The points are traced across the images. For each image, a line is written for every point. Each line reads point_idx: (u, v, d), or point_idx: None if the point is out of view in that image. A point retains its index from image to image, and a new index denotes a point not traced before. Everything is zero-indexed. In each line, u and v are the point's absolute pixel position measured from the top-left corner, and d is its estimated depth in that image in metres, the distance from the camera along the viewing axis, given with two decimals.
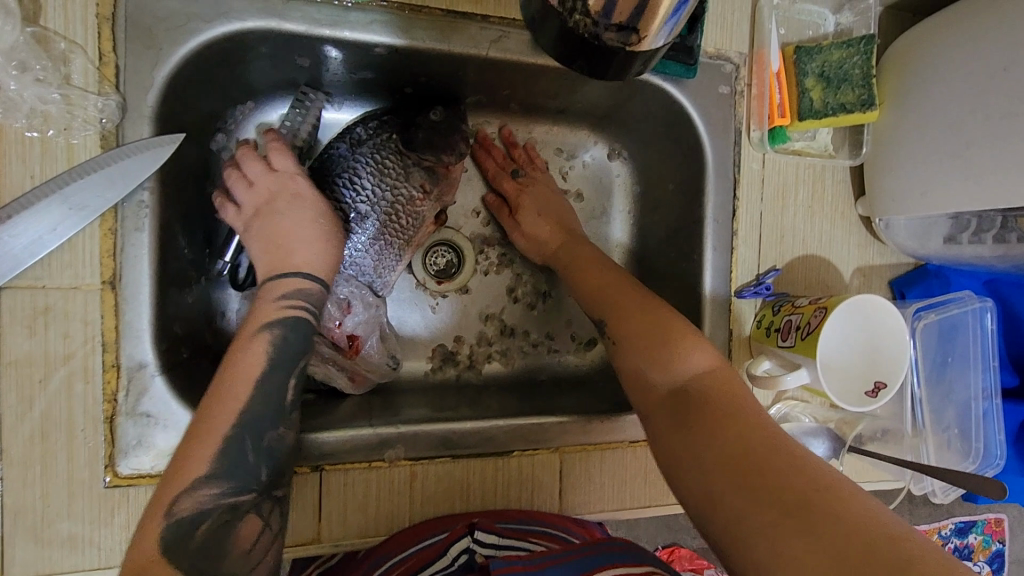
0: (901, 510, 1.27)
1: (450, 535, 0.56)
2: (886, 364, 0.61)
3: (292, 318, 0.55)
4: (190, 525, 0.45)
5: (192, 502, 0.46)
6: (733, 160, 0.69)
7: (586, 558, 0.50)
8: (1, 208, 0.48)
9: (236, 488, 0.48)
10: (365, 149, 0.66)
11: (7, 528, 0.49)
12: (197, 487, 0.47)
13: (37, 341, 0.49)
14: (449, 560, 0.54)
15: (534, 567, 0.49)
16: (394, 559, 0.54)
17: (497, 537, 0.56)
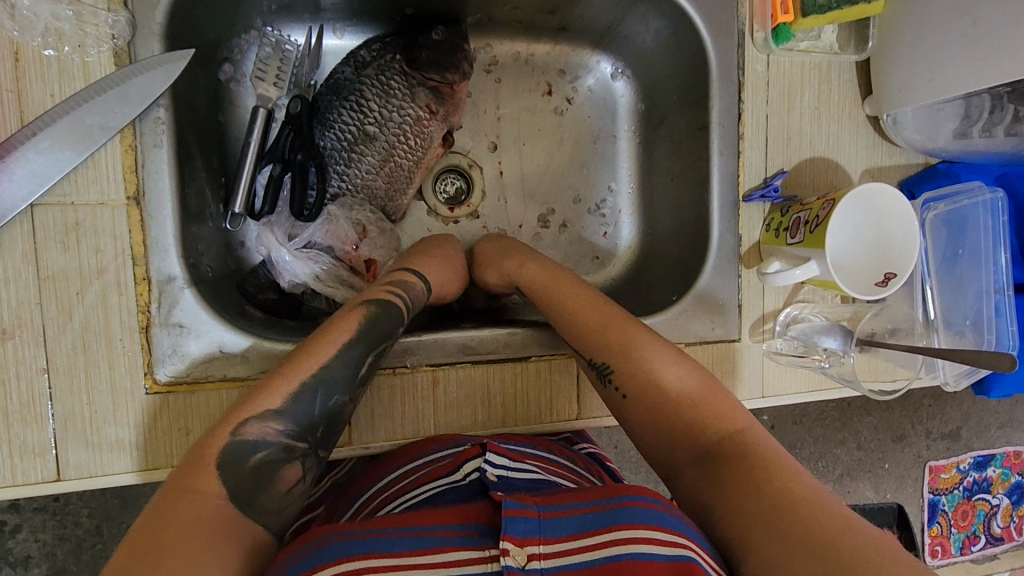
0: (918, 443, 1.29)
1: (463, 454, 0.55)
2: (894, 251, 0.62)
3: (388, 296, 0.58)
4: (245, 450, 0.46)
5: (257, 428, 0.47)
6: (737, 62, 0.69)
7: (609, 512, 0.45)
8: (26, 126, 0.49)
9: (295, 432, 0.49)
10: (370, 71, 0.68)
11: (58, 433, 0.52)
12: (263, 417, 0.48)
13: (71, 256, 0.51)
14: (461, 475, 0.53)
15: (547, 515, 0.45)
16: (409, 467, 0.57)
17: (506, 458, 0.55)
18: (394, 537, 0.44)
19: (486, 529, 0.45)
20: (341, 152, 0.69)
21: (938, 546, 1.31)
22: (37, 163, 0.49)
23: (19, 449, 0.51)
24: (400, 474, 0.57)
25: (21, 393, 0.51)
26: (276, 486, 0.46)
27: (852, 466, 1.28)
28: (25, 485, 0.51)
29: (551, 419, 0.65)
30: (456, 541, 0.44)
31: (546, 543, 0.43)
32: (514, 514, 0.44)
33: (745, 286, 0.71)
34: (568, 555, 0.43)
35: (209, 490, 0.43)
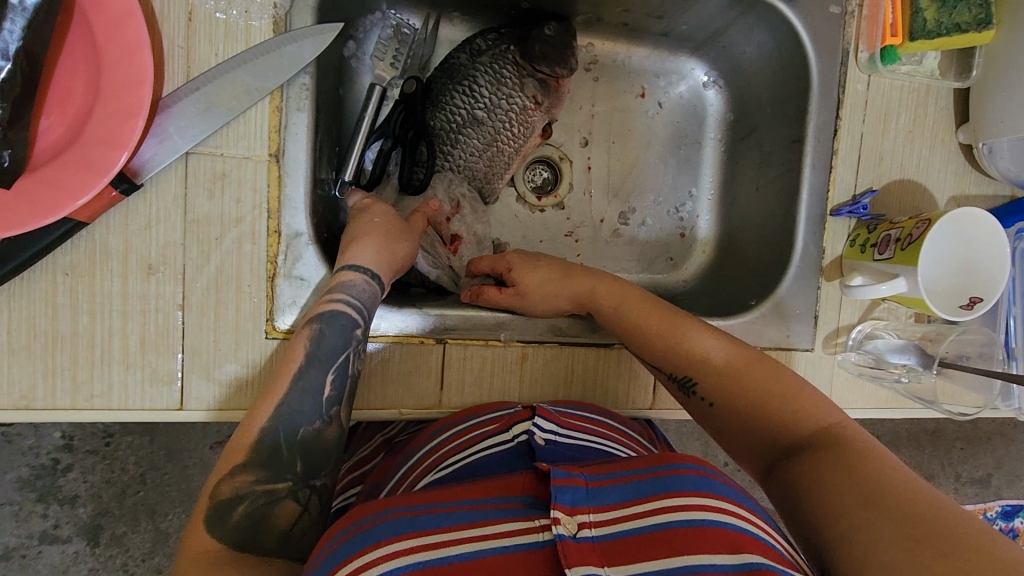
0: (948, 486, 1.29)
1: (516, 417, 0.59)
2: (980, 277, 0.64)
3: (329, 311, 0.56)
4: (227, 506, 0.50)
5: (230, 487, 0.51)
6: (839, 80, 0.71)
7: (650, 482, 0.48)
8: (190, 81, 0.54)
9: (270, 476, 0.52)
10: (485, 59, 0.71)
11: (185, 365, 0.56)
12: (236, 472, 0.51)
13: (215, 204, 0.55)
14: (511, 436, 0.57)
15: (594, 485, 0.47)
16: (464, 425, 0.60)
17: (555, 425, 0.58)
18: (449, 509, 0.47)
19: (533, 499, 0.49)
20: (448, 133, 0.72)
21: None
22: (196, 115, 0.53)
23: (149, 377, 0.55)
24: (457, 431, 0.60)
25: (156, 325, 0.55)
26: (266, 531, 0.50)
27: None
28: (150, 409, 0.55)
29: (621, 403, 0.68)
30: (507, 507, 0.47)
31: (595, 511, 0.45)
32: (563, 484, 0.46)
33: (823, 297, 0.72)
34: (615, 519, 0.45)
35: (206, 546, 0.47)
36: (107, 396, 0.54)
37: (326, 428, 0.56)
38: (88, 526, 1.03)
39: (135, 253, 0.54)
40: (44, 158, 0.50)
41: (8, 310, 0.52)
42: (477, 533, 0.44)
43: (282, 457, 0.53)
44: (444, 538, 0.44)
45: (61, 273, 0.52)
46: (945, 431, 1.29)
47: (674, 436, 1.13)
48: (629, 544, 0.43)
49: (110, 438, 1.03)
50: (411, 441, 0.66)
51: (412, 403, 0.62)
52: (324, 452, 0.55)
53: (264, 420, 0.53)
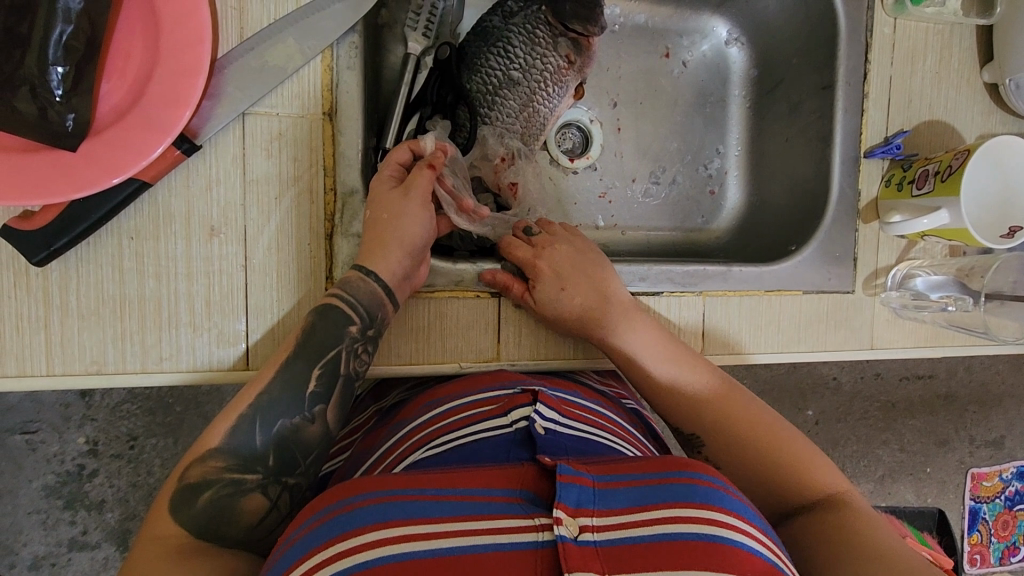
0: (962, 449, 1.31)
1: (515, 401, 0.53)
2: (1018, 206, 0.65)
3: (325, 303, 0.55)
4: (192, 491, 0.49)
5: (199, 471, 0.50)
6: (866, 23, 0.72)
7: (659, 487, 0.43)
8: (244, 41, 0.54)
9: (240, 466, 0.51)
10: (517, 20, 0.71)
11: (249, 324, 0.56)
12: (206, 457, 0.51)
13: (272, 163, 0.56)
14: (508, 422, 0.52)
15: (600, 486, 0.43)
16: (455, 405, 0.56)
17: (556, 413, 0.53)
18: (435, 495, 0.43)
19: (533, 495, 0.44)
20: (485, 96, 0.72)
21: (978, 554, 1.32)
22: (252, 74, 0.54)
23: (215, 337, 0.55)
24: (452, 408, 0.56)
25: (221, 286, 0.55)
26: (230, 521, 0.49)
27: (894, 468, 1.29)
28: (217, 369, 0.56)
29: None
30: (503, 502, 0.43)
31: (598, 514, 0.41)
32: (568, 482, 0.42)
33: (862, 240, 0.74)
34: (619, 525, 0.41)
35: (166, 532, 0.48)
36: (175, 359, 0.55)
37: (309, 425, 0.54)
38: (116, 530, 1.02)
39: (197, 216, 0.54)
40: (107, 122, 0.51)
41: (76, 275, 0.53)
42: (467, 528, 0.41)
43: (253, 443, 0.52)
44: (435, 530, 0.40)
45: (126, 237, 0.53)
46: (959, 394, 1.30)
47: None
48: (632, 555, 0.39)
49: (134, 441, 1.02)
50: (402, 411, 0.60)
51: (471, 356, 0.63)
52: (300, 449, 0.53)
53: (246, 406, 0.52)
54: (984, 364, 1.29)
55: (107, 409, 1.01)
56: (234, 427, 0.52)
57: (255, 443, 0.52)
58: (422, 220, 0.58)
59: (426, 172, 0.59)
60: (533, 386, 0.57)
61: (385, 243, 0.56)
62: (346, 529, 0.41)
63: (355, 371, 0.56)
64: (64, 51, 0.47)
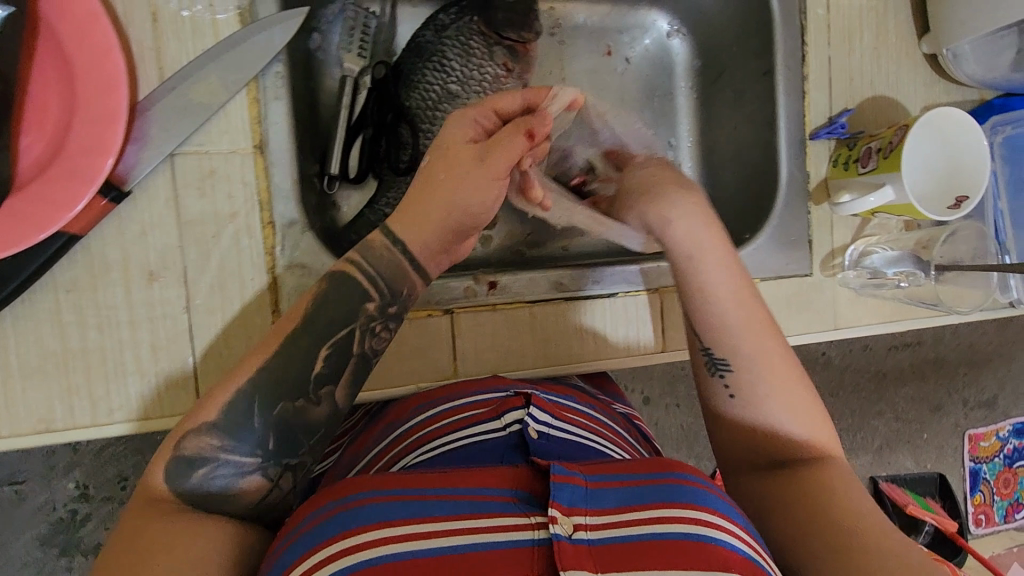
0: (956, 412, 1.31)
1: (506, 403, 0.53)
2: (963, 176, 0.65)
3: (344, 275, 0.54)
4: (189, 462, 0.48)
5: (195, 445, 0.49)
6: (800, 6, 0.72)
7: (650, 487, 0.44)
8: (164, 81, 0.54)
9: (238, 446, 0.49)
10: (450, 33, 0.71)
11: (199, 367, 0.55)
12: (201, 432, 0.49)
13: (207, 202, 0.55)
14: (501, 426, 0.52)
15: (592, 485, 0.43)
16: (445, 409, 0.55)
17: (548, 416, 0.53)
18: (435, 495, 0.43)
19: (526, 495, 0.44)
20: (425, 112, 0.72)
21: (982, 514, 1.31)
22: (176, 113, 0.54)
23: (165, 383, 0.55)
24: (444, 411, 0.55)
25: (166, 330, 0.55)
26: (229, 497, 0.49)
27: (890, 437, 1.29)
28: (170, 415, 0.55)
29: (620, 364, 0.68)
30: (498, 501, 0.43)
31: (593, 513, 0.41)
32: (560, 481, 0.42)
33: (815, 222, 0.73)
34: (611, 525, 0.41)
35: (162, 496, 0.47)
36: (126, 408, 0.54)
37: (313, 408, 0.51)
38: None
39: (135, 262, 0.54)
40: (30, 177, 0.50)
41: (16, 334, 0.52)
42: (470, 526, 0.40)
43: (252, 425, 0.50)
44: (434, 529, 0.40)
45: (63, 291, 0.52)
46: (947, 359, 1.29)
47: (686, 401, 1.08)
48: (622, 555, 0.39)
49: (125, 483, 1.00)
50: (388, 414, 0.60)
51: (429, 376, 0.63)
52: (303, 429, 0.51)
53: (244, 381, 0.50)
54: (968, 327, 1.29)
55: (92, 455, 1.00)
56: (234, 403, 0.50)
57: (254, 425, 0.50)
58: (483, 188, 0.54)
59: (518, 139, 0.55)
60: (525, 389, 0.57)
61: (434, 205, 0.54)
62: (347, 528, 0.41)
63: (369, 350, 0.55)
64: None
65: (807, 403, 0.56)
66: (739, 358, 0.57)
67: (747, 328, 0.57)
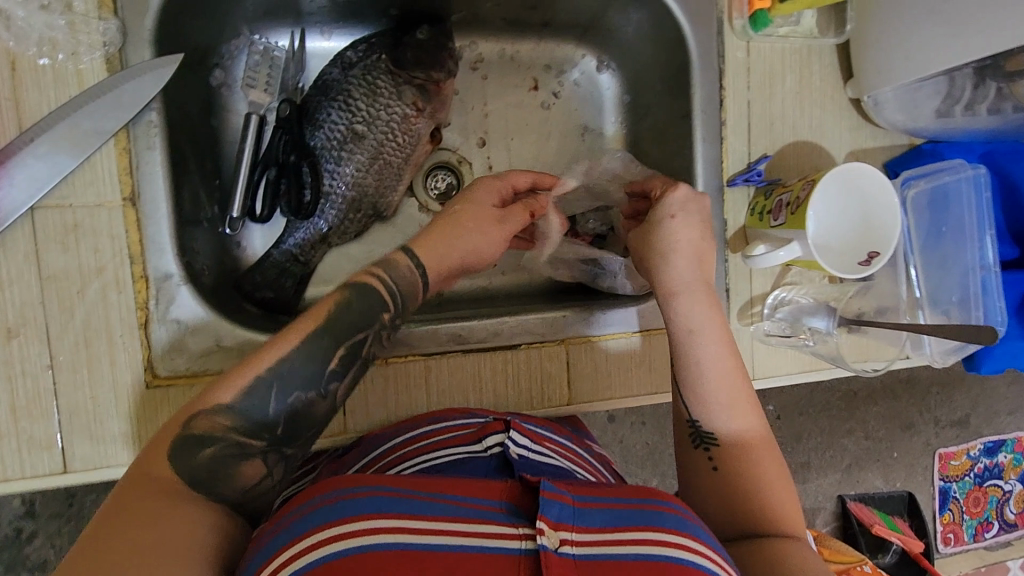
0: (927, 431, 1.24)
1: (487, 428, 0.53)
2: (875, 232, 0.63)
3: (362, 285, 0.52)
4: (194, 441, 0.45)
5: (206, 423, 0.45)
6: (718, 49, 0.70)
7: (634, 511, 0.41)
8: (24, 132, 0.52)
9: (247, 428, 0.46)
10: (356, 71, 0.69)
11: (64, 426, 0.53)
12: (210, 413, 0.46)
13: (71, 256, 0.53)
14: (483, 448, 0.52)
15: (579, 504, 0.41)
16: (424, 431, 0.56)
17: (528, 439, 0.52)
18: (421, 498, 0.40)
19: (514, 507, 0.41)
20: (330, 152, 0.70)
21: (951, 534, 1.27)
22: (36, 166, 0.51)
23: (27, 444, 0.53)
24: (425, 432, 0.56)
25: (27, 389, 0.53)
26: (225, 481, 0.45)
27: (860, 455, 1.22)
28: (34, 477, 0.53)
29: (548, 409, 0.66)
30: (485, 509, 0.40)
31: (580, 530, 0.39)
32: (549, 497, 0.40)
33: (732, 270, 0.71)
34: (600, 543, 0.38)
35: (167, 475, 0.43)
36: None
37: (319, 401, 0.49)
38: None
39: None
40: None
41: None
42: (458, 530, 0.38)
43: (267, 412, 0.47)
44: (425, 527, 0.38)
45: None
46: (919, 379, 1.23)
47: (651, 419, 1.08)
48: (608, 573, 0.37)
49: (73, 498, 0.97)
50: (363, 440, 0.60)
51: None
52: (307, 423, 0.49)
53: (262, 371, 0.47)
54: None
55: None
56: (256, 386, 0.47)
57: (267, 412, 0.47)
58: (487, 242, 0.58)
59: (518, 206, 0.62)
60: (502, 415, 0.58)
61: (451, 242, 0.56)
62: (333, 517, 0.38)
63: (372, 355, 0.53)
64: None
65: (780, 473, 0.55)
66: (713, 416, 0.57)
67: (727, 382, 0.57)
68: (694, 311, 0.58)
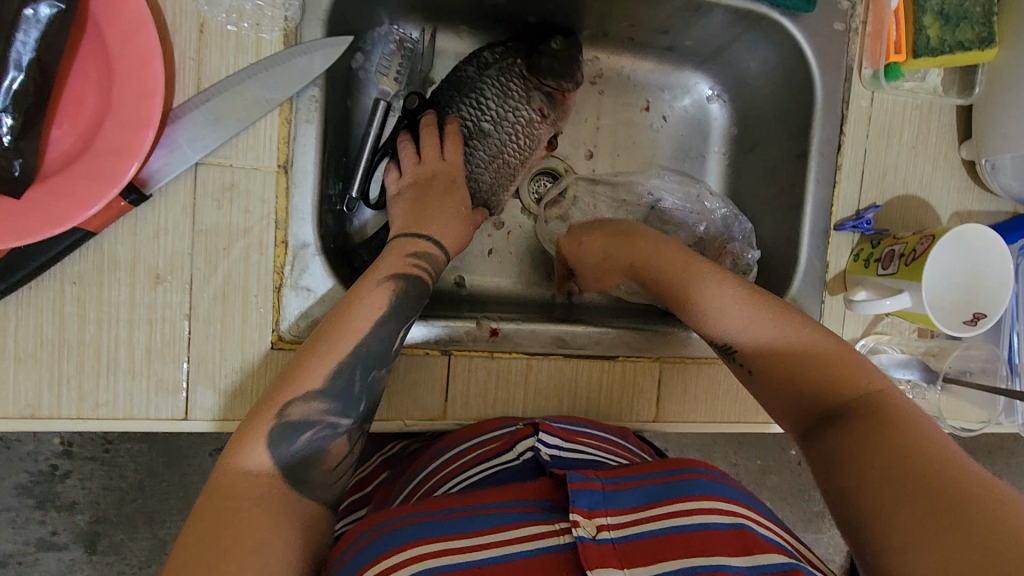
0: None
1: (517, 434, 0.57)
2: (982, 294, 0.64)
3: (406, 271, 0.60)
4: (295, 425, 0.51)
5: (303, 409, 0.51)
6: (844, 95, 0.71)
7: (661, 486, 0.47)
8: (201, 92, 0.54)
9: (339, 407, 0.53)
10: (491, 72, 0.72)
11: (191, 374, 0.56)
12: (309, 397, 0.52)
13: (223, 214, 0.55)
14: (515, 455, 0.55)
15: (610, 488, 0.46)
16: (475, 442, 0.59)
17: (560, 439, 0.56)
18: (462, 513, 0.46)
19: (551, 503, 0.47)
20: None
21: None
22: (207, 126, 0.54)
23: (155, 385, 0.55)
24: (462, 450, 0.59)
25: (163, 334, 0.55)
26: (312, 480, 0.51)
27: None
28: (155, 418, 0.55)
29: (631, 421, 0.68)
30: (526, 510, 0.46)
31: (612, 514, 0.44)
32: (579, 488, 0.45)
33: (827, 311, 0.72)
34: (631, 522, 0.44)
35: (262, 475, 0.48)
36: (113, 405, 0.54)
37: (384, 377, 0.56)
38: (86, 533, 0.95)
39: (143, 263, 0.54)
40: (55, 168, 0.50)
41: (17, 317, 0.52)
42: (501, 537, 0.43)
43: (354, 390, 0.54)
44: (466, 543, 0.43)
45: (69, 282, 0.53)
46: None
47: (676, 447, 1.08)
48: (646, 548, 0.42)
49: (109, 444, 0.95)
50: (414, 461, 0.65)
51: (416, 414, 0.62)
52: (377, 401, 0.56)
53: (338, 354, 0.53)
54: None
55: None
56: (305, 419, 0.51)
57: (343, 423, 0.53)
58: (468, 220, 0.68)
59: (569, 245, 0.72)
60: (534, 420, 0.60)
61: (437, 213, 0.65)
62: (391, 544, 0.43)
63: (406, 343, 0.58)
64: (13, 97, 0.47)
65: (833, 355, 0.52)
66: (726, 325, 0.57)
67: (763, 317, 0.56)
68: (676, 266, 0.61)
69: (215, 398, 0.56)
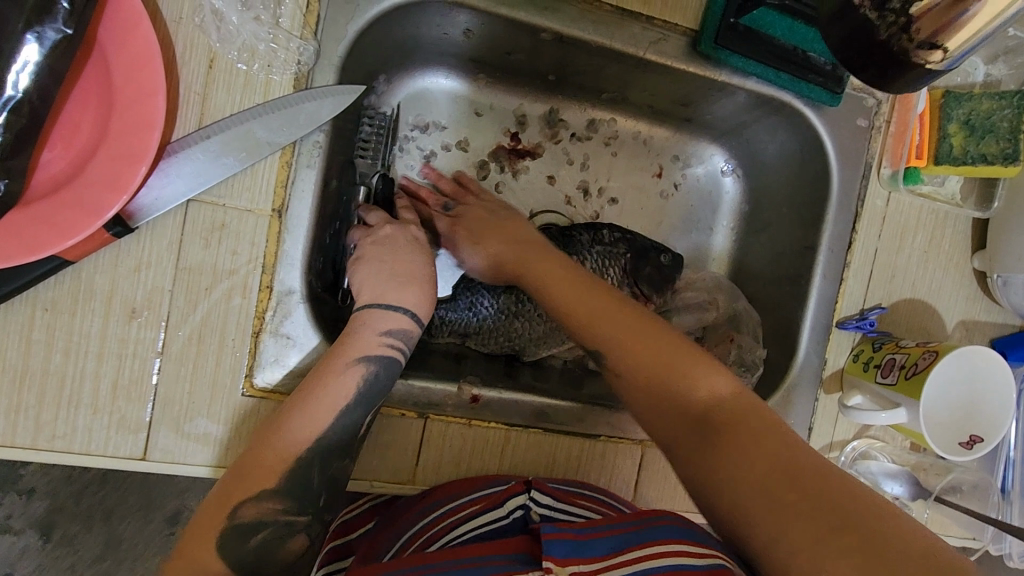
0: None
1: (509, 489, 0.55)
2: (979, 416, 0.62)
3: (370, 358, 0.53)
4: (248, 528, 0.48)
5: (254, 511, 0.48)
6: (859, 192, 0.70)
7: (629, 535, 0.44)
8: (201, 128, 0.53)
9: (293, 506, 0.49)
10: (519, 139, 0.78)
11: (155, 414, 0.53)
12: (261, 499, 0.48)
13: (210, 253, 0.54)
14: (505, 512, 0.53)
15: (583, 538, 0.43)
16: (454, 505, 0.55)
17: (551, 499, 0.55)
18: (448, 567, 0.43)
19: (527, 557, 0.43)
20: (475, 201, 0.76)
21: None
22: (203, 162, 0.52)
23: (116, 422, 0.53)
24: (452, 505, 0.55)
25: (132, 370, 0.53)
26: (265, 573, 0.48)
27: None
28: (111, 456, 0.53)
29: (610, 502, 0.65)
30: (501, 563, 0.42)
31: (586, 561, 0.40)
32: (552, 538, 0.42)
33: (820, 410, 0.70)
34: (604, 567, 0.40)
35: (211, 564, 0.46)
36: (70, 438, 0.52)
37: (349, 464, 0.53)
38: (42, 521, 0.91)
39: (120, 296, 0.52)
40: (40, 193, 0.49)
41: None
42: None
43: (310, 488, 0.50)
44: None
45: (41, 308, 0.51)
46: None
47: None
48: None
49: None
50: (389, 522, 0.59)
51: (386, 477, 0.60)
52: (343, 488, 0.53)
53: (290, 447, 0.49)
54: None
55: None
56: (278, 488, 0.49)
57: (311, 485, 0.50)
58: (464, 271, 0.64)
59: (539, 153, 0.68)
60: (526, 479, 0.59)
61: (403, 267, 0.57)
62: None
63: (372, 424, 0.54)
64: (7, 119, 0.44)
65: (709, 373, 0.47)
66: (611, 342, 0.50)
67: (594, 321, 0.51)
68: (584, 293, 0.53)
69: (176, 440, 0.54)
